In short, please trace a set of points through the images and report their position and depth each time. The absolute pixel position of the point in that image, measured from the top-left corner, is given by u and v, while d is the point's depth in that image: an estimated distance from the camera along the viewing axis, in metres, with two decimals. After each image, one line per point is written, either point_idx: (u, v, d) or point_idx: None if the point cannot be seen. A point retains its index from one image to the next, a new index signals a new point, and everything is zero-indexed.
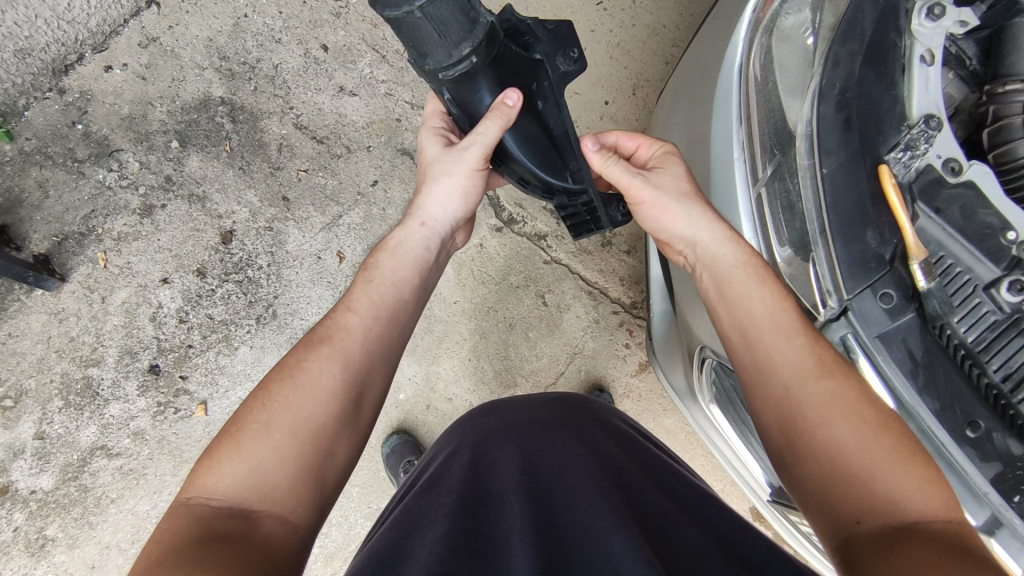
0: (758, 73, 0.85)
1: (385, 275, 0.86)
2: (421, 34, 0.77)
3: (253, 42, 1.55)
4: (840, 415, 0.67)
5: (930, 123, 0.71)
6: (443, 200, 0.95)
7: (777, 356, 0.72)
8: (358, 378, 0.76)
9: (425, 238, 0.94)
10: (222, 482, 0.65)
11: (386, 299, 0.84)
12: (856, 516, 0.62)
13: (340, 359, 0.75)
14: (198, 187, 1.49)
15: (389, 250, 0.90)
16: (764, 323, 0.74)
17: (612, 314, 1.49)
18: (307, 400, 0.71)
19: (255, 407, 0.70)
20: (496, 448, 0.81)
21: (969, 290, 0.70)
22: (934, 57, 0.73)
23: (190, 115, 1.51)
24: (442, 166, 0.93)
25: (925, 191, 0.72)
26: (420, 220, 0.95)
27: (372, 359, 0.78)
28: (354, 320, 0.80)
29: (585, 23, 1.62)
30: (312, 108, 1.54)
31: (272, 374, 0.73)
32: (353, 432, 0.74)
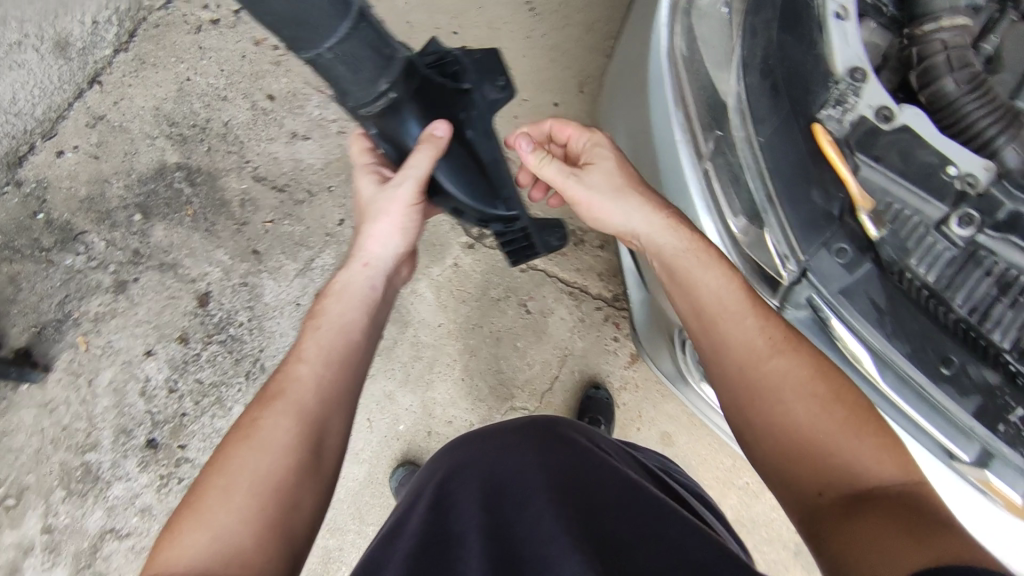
0: (684, 54, 0.86)
1: (332, 319, 0.86)
2: (333, 70, 0.75)
3: (199, 104, 1.56)
4: (792, 396, 0.73)
5: (856, 75, 0.73)
6: (382, 238, 0.94)
7: (732, 335, 0.77)
8: (315, 425, 0.76)
9: (369, 276, 0.93)
10: (184, 555, 0.65)
11: (336, 346, 0.83)
12: (817, 489, 0.70)
13: (293, 411, 0.76)
14: (167, 255, 1.49)
15: (334, 294, 0.90)
16: (716, 303, 0.78)
17: (596, 310, 1.49)
18: (265, 459, 0.71)
19: (214, 473, 0.71)
20: (457, 483, 0.81)
21: (921, 231, 0.71)
22: (848, 12, 0.74)
23: (148, 186, 1.52)
24: (378, 205, 0.92)
25: (862, 142, 0.73)
26: (361, 261, 0.93)
27: (327, 404, 0.78)
28: (305, 368, 0.80)
29: (522, 31, 1.64)
30: (268, 158, 1.55)
31: (230, 435, 0.74)
32: (316, 482, 0.74)
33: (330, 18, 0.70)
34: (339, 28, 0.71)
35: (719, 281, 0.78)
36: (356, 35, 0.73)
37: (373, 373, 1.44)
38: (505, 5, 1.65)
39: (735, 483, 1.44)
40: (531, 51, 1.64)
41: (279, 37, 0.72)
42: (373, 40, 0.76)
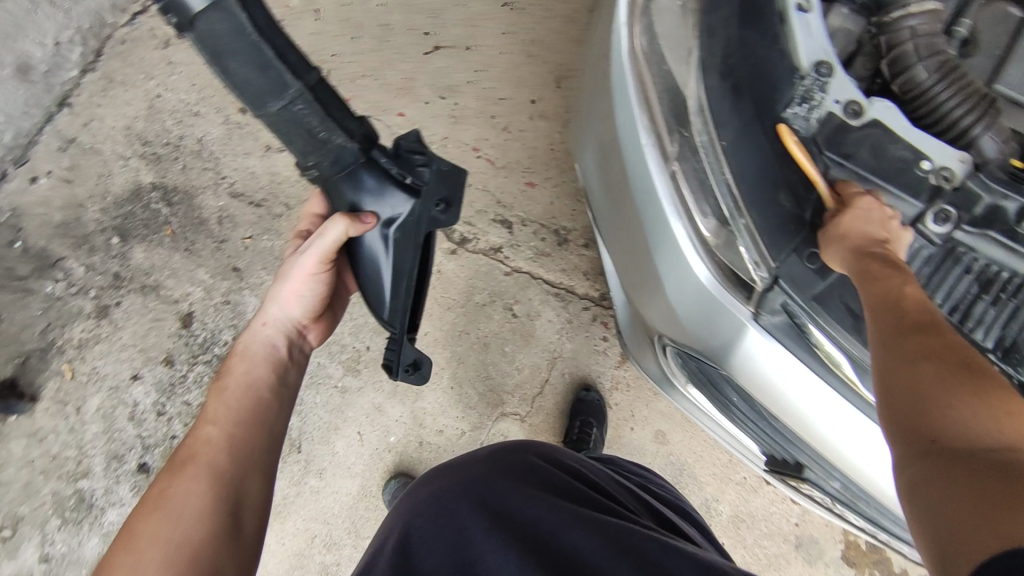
0: (646, 52, 0.81)
1: (238, 380, 0.87)
2: (276, 135, 0.75)
3: (171, 121, 1.54)
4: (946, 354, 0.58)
5: (821, 70, 0.71)
6: (282, 300, 0.92)
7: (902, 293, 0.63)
8: (228, 487, 0.75)
9: (270, 335, 0.92)
10: None
11: (246, 405, 0.84)
12: (930, 437, 0.55)
13: (204, 475, 0.75)
14: (148, 277, 1.48)
15: (241, 355, 0.90)
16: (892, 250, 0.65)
17: (583, 311, 1.47)
18: (178, 531, 0.70)
19: (123, 551, 0.68)
20: (424, 528, 0.75)
21: None
22: (810, 4, 0.72)
23: (125, 208, 1.50)
24: (286, 267, 0.90)
25: (831, 140, 0.70)
26: (264, 321, 0.93)
27: (239, 465, 0.78)
28: (214, 431, 0.80)
29: (495, 27, 1.61)
30: (244, 173, 1.53)
31: (135, 512, 0.72)
32: (235, 547, 0.72)
33: (261, 94, 0.71)
34: (268, 104, 0.72)
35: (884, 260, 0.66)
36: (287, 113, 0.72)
37: (361, 386, 1.42)
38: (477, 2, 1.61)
39: (731, 478, 1.43)
40: (506, 47, 1.60)
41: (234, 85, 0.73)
42: (310, 123, 0.74)
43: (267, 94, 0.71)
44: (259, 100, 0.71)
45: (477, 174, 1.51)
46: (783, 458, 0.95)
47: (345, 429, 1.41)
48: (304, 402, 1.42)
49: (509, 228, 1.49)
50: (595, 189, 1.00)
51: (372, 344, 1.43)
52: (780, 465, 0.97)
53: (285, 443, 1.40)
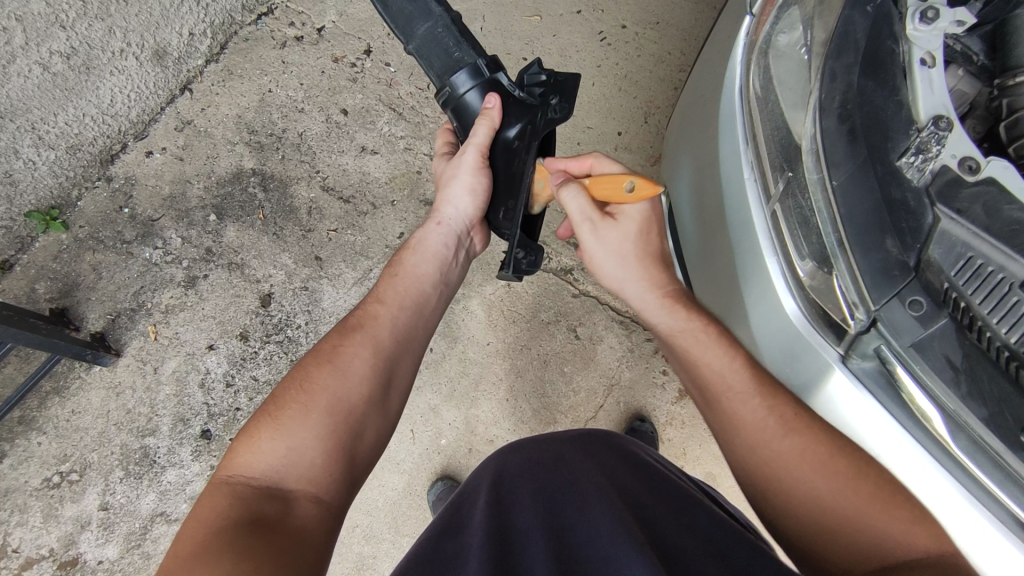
0: (759, 93, 0.89)
1: (409, 270, 1.00)
2: (421, 56, 1.05)
3: (278, 114, 1.65)
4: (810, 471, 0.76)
5: (940, 124, 0.72)
6: (453, 199, 1.04)
7: (741, 416, 0.83)
8: (386, 363, 0.87)
9: (442, 235, 1.05)
10: (262, 461, 0.75)
11: (410, 299, 0.96)
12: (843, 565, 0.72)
13: (370, 344, 0.87)
14: (236, 255, 1.57)
15: (421, 254, 1.02)
16: (721, 383, 0.86)
17: (645, 342, 1.48)
18: (347, 382, 0.82)
19: (295, 389, 0.81)
20: (518, 485, 0.86)
21: (1005, 289, 0.68)
22: (934, 59, 0.75)
23: (225, 189, 1.60)
24: (449, 170, 1.04)
25: (943, 192, 0.72)
26: (437, 220, 1.06)
27: (398, 348, 0.90)
28: (382, 309, 0.93)
29: (592, 59, 1.68)
30: (337, 170, 1.62)
31: (311, 359, 0.85)
32: (381, 415, 0.85)
33: (411, 21, 1.03)
34: (415, 29, 1.04)
35: (723, 359, 0.87)
36: (433, 32, 1.03)
37: (419, 386, 1.46)
38: (576, 33, 1.69)
39: None
40: (599, 79, 1.67)
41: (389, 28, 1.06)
42: (445, 43, 1.03)
43: (416, 19, 1.03)
44: (412, 28, 1.03)
45: (556, 197, 1.54)
46: None
47: (399, 425, 1.45)
48: None
49: None
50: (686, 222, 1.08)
51: (435, 346, 1.47)
52: None
53: None
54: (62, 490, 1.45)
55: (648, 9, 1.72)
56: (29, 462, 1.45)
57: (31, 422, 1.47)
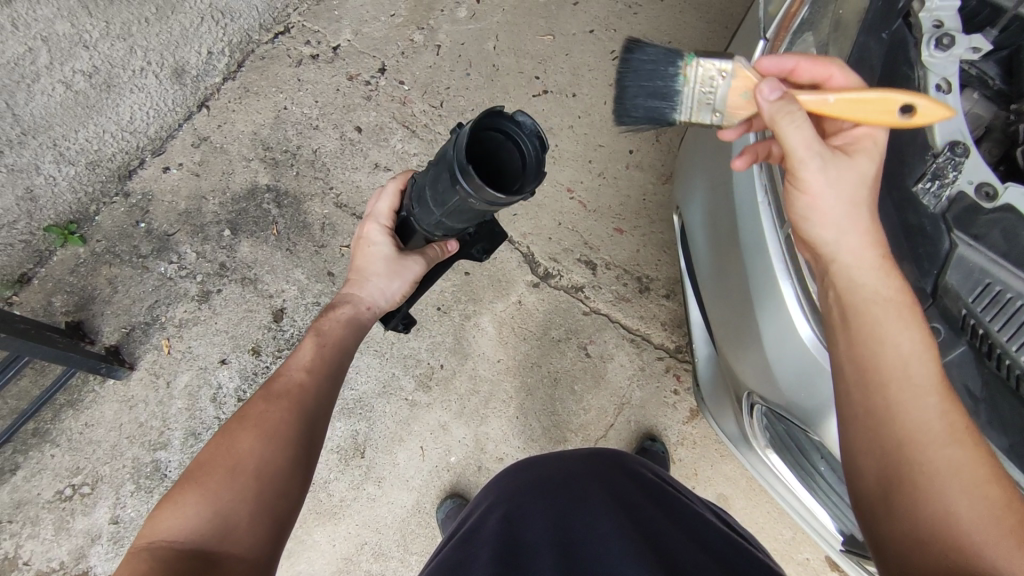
0: None
1: (332, 336, 0.99)
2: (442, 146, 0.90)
3: (293, 131, 1.67)
4: (958, 486, 0.63)
5: (956, 150, 0.72)
6: (386, 288, 1.06)
7: (906, 406, 0.67)
8: (308, 425, 0.86)
9: (371, 315, 1.05)
10: (183, 522, 0.73)
11: (331, 364, 0.95)
12: None
13: (295, 408, 0.87)
14: (250, 270, 1.58)
15: (348, 325, 1.01)
16: (894, 362, 0.68)
17: (657, 360, 1.48)
18: (269, 447, 0.81)
19: (219, 454, 0.80)
20: (523, 504, 0.85)
21: None
22: (950, 85, 0.74)
23: (240, 205, 1.62)
24: (392, 266, 1.06)
25: (960, 219, 0.72)
26: (364, 300, 1.05)
27: (321, 412, 0.90)
28: (306, 375, 0.92)
29: (604, 78, 1.70)
30: (351, 186, 1.64)
31: (233, 424, 0.84)
32: (305, 475, 0.84)
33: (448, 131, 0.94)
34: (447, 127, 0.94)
35: (909, 341, 0.68)
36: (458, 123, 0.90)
37: (430, 403, 1.46)
38: (588, 54, 1.72)
39: (792, 557, 1.38)
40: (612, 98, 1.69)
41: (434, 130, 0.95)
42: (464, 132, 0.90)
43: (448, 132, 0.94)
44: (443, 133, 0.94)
45: (568, 215, 1.55)
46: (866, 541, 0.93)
47: (409, 442, 1.45)
48: (374, 409, 1.46)
49: (593, 270, 1.52)
50: (700, 244, 1.07)
51: (446, 363, 1.48)
52: (861, 548, 0.94)
53: (350, 447, 1.44)
54: (73, 503, 1.46)
55: (661, 29, 1.74)
56: (42, 474, 1.46)
57: (45, 434, 1.48)
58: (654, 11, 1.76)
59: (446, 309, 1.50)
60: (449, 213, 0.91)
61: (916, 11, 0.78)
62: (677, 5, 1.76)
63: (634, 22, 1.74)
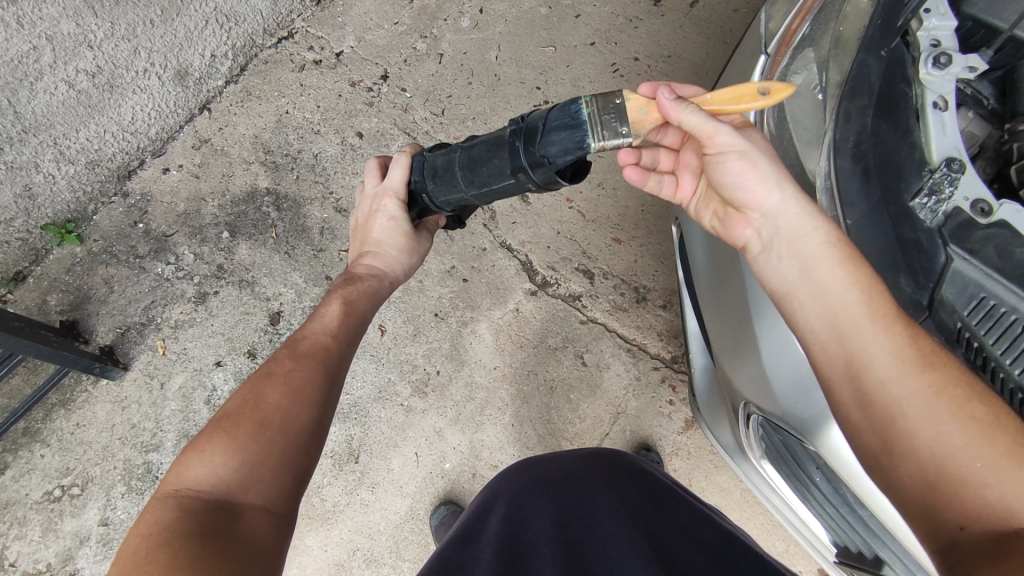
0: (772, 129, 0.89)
1: (354, 299, 0.97)
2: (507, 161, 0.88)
3: (295, 135, 1.68)
4: (944, 416, 0.64)
5: (952, 166, 0.74)
6: (405, 262, 1.08)
7: (869, 349, 0.69)
8: (331, 386, 0.86)
9: (390, 290, 1.07)
10: (209, 474, 0.72)
11: (350, 331, 0.94)
12: (959, 523, 0.61)
13: (319, 368, 0.86)
14: (247, 273, 1.58)
15: (370, 298, 1.00)
16: (852, 310, 0.71)
17: (652, 370, 1.48)
18: (297, 404, 0.80)
19: (248, 405, 0.79)
20: (529, 501, 0.86)
21: (1016, 329, 0.68)
22: (947, 102, 0.77)
23: (239, 207, 1.62)
24: (411, 242, 1.07)
25: (956, 234, 0.73)
26: (386, 277, 1.05)
27: (341, 374, 0.89)
28: (330, 337, 0.91)
29: (604, 90, 1.72)
30: (350, 191, 1.64)
31: (259, 377, 0.82)
32: (324, 435, 0.83)
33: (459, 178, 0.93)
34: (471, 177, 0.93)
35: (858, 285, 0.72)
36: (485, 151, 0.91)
37: (425, 409, 1.46)
38: (589, 66, 1.74)
39: None
40: None
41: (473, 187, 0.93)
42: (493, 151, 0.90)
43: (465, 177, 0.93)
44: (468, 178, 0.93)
45: (566, 224, 1.55)
46: (859, 551, 0.93)
47: (404, 448, 1.44)
48: (370, 414, 1.46)
49: (591, 279, 1.53)
50: (699, 252, 1.08)
51: (442, 369, 1.48)
52: (855, 559, 0.95)
53: (345, 452, 1.44)
54: (62, 504, 1.44)
55: (661, 43, 1.76)
56: (32, 474, 1.45)
57: (35, 434, 1.47)
58: (655, 25, 1.78)
59: (443, 315, 1.51)
60: (482, 193, 0.94)
61: (915, 30, 0.81)
62: (677, 19, 1.78)
63: (634, 35, 1.77)
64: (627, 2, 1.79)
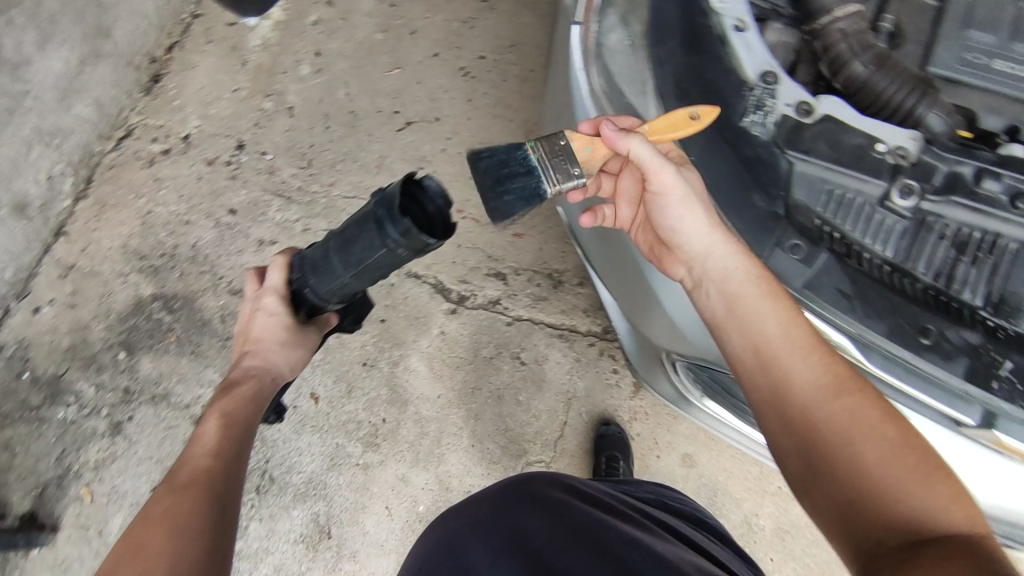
0: (601, 88, 0.88)
1: (230, 413, 0.94)
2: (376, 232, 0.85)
3: (165, 232, 1.60)
4: (861, 435, 0.65)
5: (767, 80, 0.77)
6: (289, 359, 1.04)
7: (794, 372, 0.71)
8: (220, 510, 0.81)
9: (271, 390, 1.02)
10: None
11: (232, 448, 0.90)
12: (875, 539, 0.60)
13: (202, 495, 0.81)
14: (157, 386, 1.49)
15: (247, 400, 0.97)
16: (779, 340, 0.73)
17: (589, 347, 1.49)
18: (179, 542, 0.75)
19: (128, 560, 0.73)
20: (465, 548, 0.81)
21: (868, 210, 0.74)
22: (744, 22, 0.79)
23: (128, 323, 1.53)
24: (296, 336, 1.05)
25: (789, 140, 0.76)
26: (271, 378, 1.02)
27: (229, 495, 0.84)
28: (210, 459, 0.87)
29: (460, 95, 1.73)
30: (241, 270, 1.58)
31: (137, 526, 0.77)
32: (220, 565, 0.77)
33: (343, 257, 0.90)
34: (348, 257, 0.90)
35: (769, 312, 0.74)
36: (363, 223, 0.88)
37: (382, 460, 1.42)
38: (439, 77, 1.75)
39: (767, 489, 1.39)
40: (473, 111, 1.71)
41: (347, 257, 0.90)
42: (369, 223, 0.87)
43: (347, 249, 0.89)
44: (348, 253, 0.89)
45: (464, 235, 1.56)
46: None
47: (373, 505, 1.40)
48: (329, 484, 1.41)
49: (504, 280, 1.53)
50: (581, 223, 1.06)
51: (387, 416, 1.45)
52: None
53: (315, 531, 1.38)
54: None
55: (499, 35, 1.79)
56: None
57: None
58: (489, 20, 1.80)
59: (373, 361, 1.48)
60: (355, 272, 0.91)
61: None
62: (509, 9, 1.81)
63: (473, 35, 1.79)
64: (457, 7, 1.81)
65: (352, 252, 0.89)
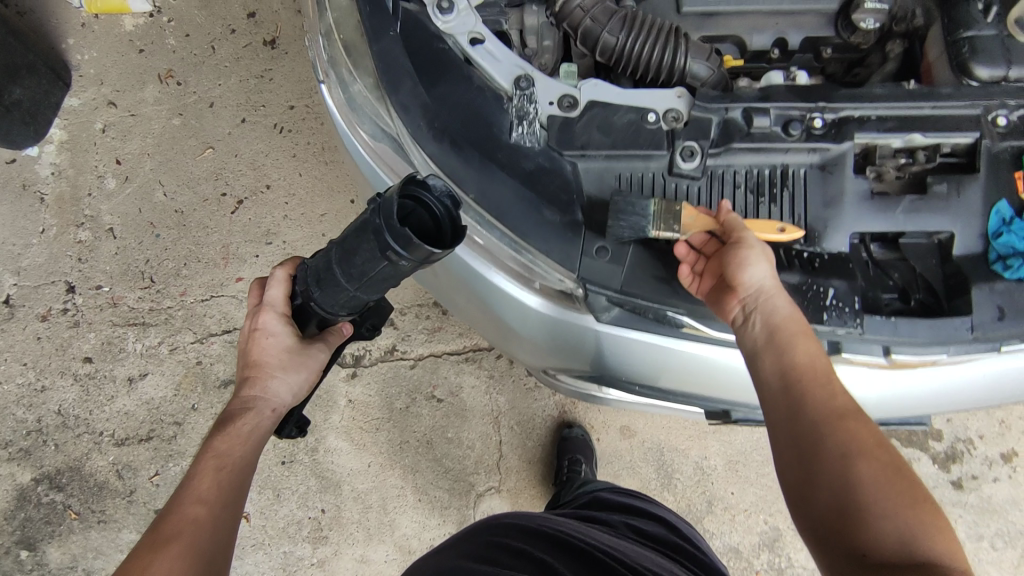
0: (373, 141, 0.83)
1: (224, 457, 0.78)
2: (361, 248, 0.69)
3: (23, 408, 1.46)
4: (868, 463, 0.60)
5: (521, 84, 0.80)
6: (290, 387, 0.86)
7: (810, 390, 0.65)
8: None
9: (268, 424, 0.84)
10: None
11: (228, 495, 0.75)
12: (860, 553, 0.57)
13: (189, 556, 0.68)
14: (75, 570, 1.37)
15: (240, 441, 0.80)
16: (809, 366, 0.66)
17: (497, 359, 1.46)
18: None
19: None
20: None
21: (661, 181, 0.77)
22: (480, 35, 0.83)
23: (19, 518, 1.40)
24: (296, 358, 0.86)
25: (562, 140, 0.78)
26: (269, 410, 0.85)
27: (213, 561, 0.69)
28: (199, 509, 0.72)
29: (283, 153, 1.62)
30: (119, 417, 1.45)
31: None
32: None
33: (346, 272, 0.74)
34: (352, 271, 0.73)
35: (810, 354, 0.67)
36: (359, 230, 0.69)
37: (335, 550, 1.36)
38: (254, 142, 1.63)
39: (707, 429, 1.41)
40: (302, 166, 1.62)
41: (342, 270, 0.74)
42: (365, 234, 0.69)
43: (342, 263, 0.73)
44: (347, 265, 0.73)
45: None
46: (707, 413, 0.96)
47: None
48: None
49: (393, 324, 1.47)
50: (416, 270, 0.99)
51: (325, 505, 1.38)
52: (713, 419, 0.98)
53: None
54: None
55: (301, 78, 1.67)
56: None
57: None
58: (286, 65, 1.68)
59: (291, 457, 1.40)
60: (364, 284, 0.74)
61: None
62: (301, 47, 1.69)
63: (274, 87, 1.67)
64: (247, 63, 1.68)
65: (349, 266, 0.73)
